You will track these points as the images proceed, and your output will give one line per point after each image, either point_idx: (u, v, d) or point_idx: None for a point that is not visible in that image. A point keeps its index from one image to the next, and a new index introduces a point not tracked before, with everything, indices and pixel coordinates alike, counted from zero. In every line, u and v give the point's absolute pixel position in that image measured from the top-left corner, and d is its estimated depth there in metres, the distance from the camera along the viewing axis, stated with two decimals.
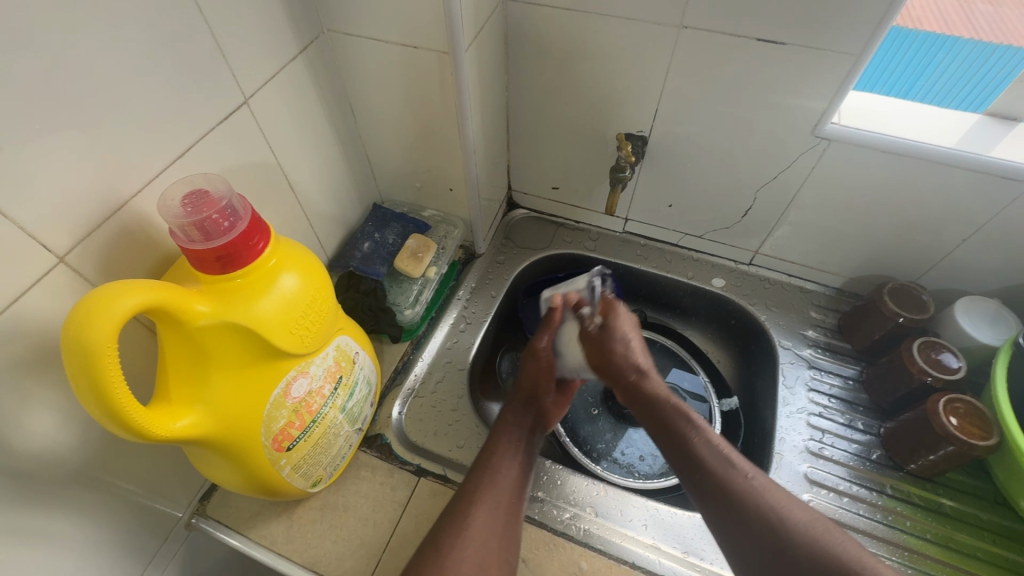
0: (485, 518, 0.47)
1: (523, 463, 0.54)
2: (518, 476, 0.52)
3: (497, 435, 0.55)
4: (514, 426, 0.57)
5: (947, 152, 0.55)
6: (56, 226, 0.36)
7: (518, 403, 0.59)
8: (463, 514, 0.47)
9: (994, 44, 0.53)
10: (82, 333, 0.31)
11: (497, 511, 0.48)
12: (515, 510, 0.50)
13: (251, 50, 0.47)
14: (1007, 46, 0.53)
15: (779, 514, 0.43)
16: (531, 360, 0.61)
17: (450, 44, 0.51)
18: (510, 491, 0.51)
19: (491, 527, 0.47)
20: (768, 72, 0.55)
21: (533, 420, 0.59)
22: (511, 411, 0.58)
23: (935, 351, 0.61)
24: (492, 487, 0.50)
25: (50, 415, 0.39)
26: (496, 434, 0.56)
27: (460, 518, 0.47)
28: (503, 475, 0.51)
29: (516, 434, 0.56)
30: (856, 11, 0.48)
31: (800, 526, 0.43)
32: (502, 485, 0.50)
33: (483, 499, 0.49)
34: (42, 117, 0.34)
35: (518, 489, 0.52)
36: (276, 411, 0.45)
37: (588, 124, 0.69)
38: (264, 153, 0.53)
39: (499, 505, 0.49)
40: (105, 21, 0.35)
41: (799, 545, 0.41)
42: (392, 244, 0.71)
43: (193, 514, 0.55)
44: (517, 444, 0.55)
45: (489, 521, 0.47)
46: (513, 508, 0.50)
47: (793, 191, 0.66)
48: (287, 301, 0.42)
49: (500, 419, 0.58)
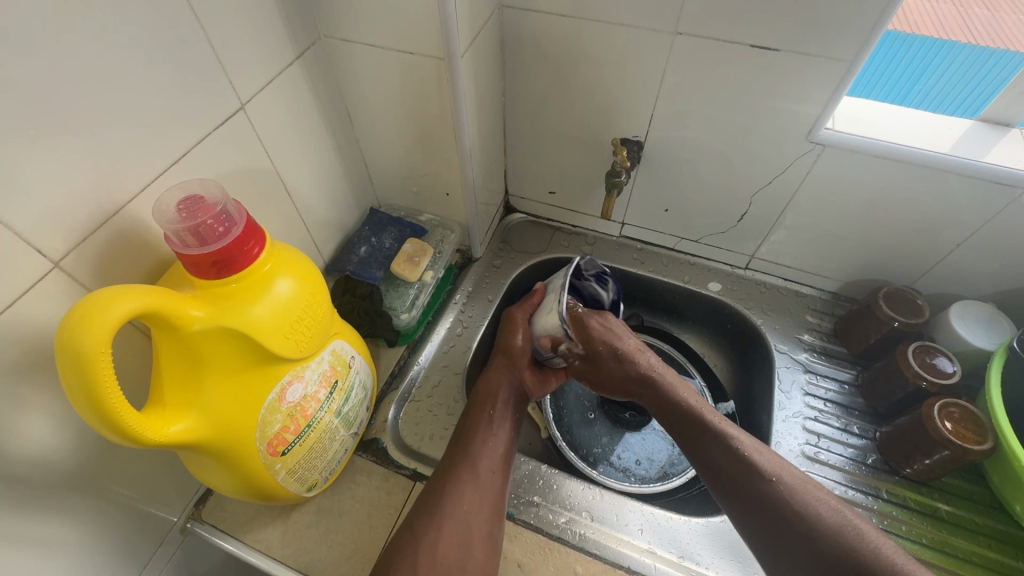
0: (465, 495, 0.47)
1: (506, 437, 0.54)
2: (501, 450, 0.53)
3: (476, 411, 0.55)
4: (492, 397, 0.56)
5: (941, 157, 0.55)
6: (51, 232, 0.36)
7: (497, 372, 0.59)
8: (440, 492, 0.47)
9: (991, 50, 0.53)
10: (76, 337, 0.31)
11: (478, 487, 0.48)
12: (498, 483, 0.50)
13: (247, 56, 0.47)
14: (1004, 52, 0.53)
15: (793, 500, 0.44)
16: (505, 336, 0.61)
17: (445, 50, 0.51)
18: (490, 465, 0.51)
19: (472, 503, 0.47)
20: (763, 77, 0.56)
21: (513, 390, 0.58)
22: (488, 381, 0.58)
23: (930, 355, 0.61)
24: (471, 463, 0.50)
25: (44, 420, 0.39)
26: (475, 410, 0.56)
27: (438, 497, 0.47)
28: (483, 450, 0.52)
29: (493, 406, 0.56)
30: (848, 19, 0.49)
31: (816, 513, 0.43)
32: (482, 460, 0.51)
33: (463, 476, 0.49)
34: (37, 124, 0.34)
35: (501, 464, 0.52)
36: (271, 416, 0.45)
37: (584, 129, 0.69)
38: (261, 158, 0.53)
39: (480, 480, 0.49)
40: (101, 28, 0.36)
41: (819, 530, 0.42)
42: (389, 249, 0.71)
43: (188, 518, 0.55)
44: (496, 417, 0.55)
45: (469, 497, 0.47)
46: (495, 482, 0.50)
47: (789, 196, 0.66)
48: (282, 305, 0.42)
49: (476, 391, 0.57)
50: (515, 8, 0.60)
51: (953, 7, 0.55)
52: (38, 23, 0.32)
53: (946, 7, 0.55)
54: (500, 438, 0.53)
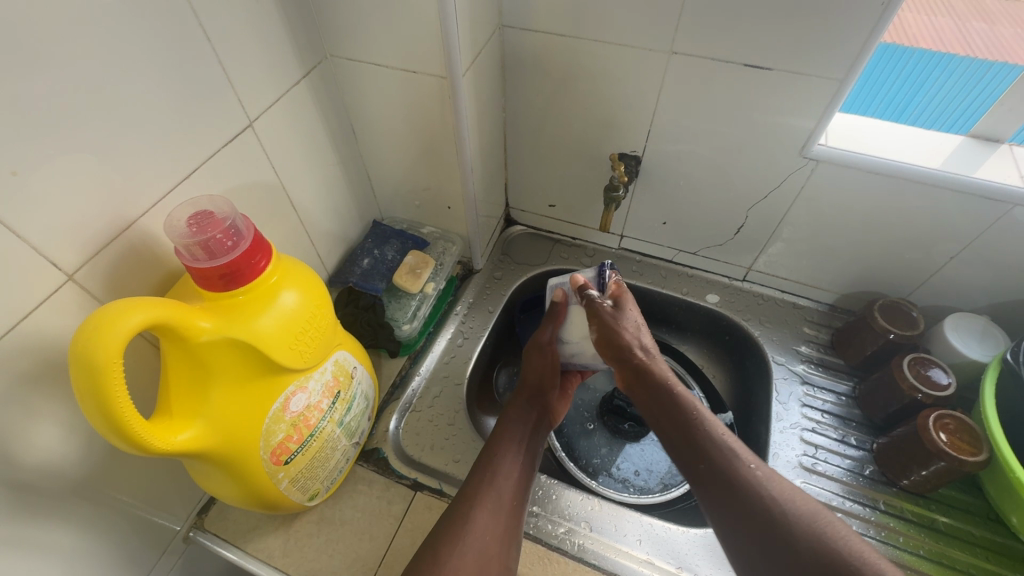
0: (487, 523, 0.47)
1: (526, 463, 0.54)
2: (520, 478, 0.52)
3: (501, 431, 0.56)
4: (518, 422, 0.57)
5: (931, 173, 0.56)
6: (65, 245, 0.38)
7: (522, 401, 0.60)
8: (464, 516, 0.47)
9: (990, 61, 0.54)
10: (89, 349, 0.32)
11: (497, 516, 0.48)
12: (516, 510, 0.50)
13: (256, 75, 0.49)
14: (1003, 63, 0.54)
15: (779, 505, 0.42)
16: (537, 356, 0.63)
17: (447, 69, 0.53)
18: (511, 493, 0.51)
19: (492, 531, 0.47)
20: (757, 94, 0.57)
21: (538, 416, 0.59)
22: (516, 406, 0.59)
23: (925, 367, 0.61)
24: (493, 490, 0.50)
25: (54, 429, 0.40)
26: (499, 434, 0.56)
27: (461, 522, 0.47)
28: (504, 476, 0.51)
29: (518, 431, 0.56)
30: (837, 40, 0.50)
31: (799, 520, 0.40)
32: (504, 487, 0.50)
33: (484, 502, 0.49)
34: (55, 142, 0.35)
35: (520, 491, 0.52)
36: (275, 425, 0.46)
37: (583, 144, 0.71)
38: (267, 173, 0.54)
39: (501, 508, 0.49)
40: (117, 51, 0.37)
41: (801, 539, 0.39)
42: (392, 261, 0.73)
43: (190, 527, 0.56)
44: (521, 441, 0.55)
45: (490, 525, 0.47)
46: (515, 511, 0.50)
47: (784, 210, 0.67)
48: (287, 317, 0.43)
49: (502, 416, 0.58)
50: (515, 28, 0.61)
51: (952, 21, 0.56)
52: (54, 43, 0.33)
53: (946, 20, 0.56)
54: (520, 463, 0.53)
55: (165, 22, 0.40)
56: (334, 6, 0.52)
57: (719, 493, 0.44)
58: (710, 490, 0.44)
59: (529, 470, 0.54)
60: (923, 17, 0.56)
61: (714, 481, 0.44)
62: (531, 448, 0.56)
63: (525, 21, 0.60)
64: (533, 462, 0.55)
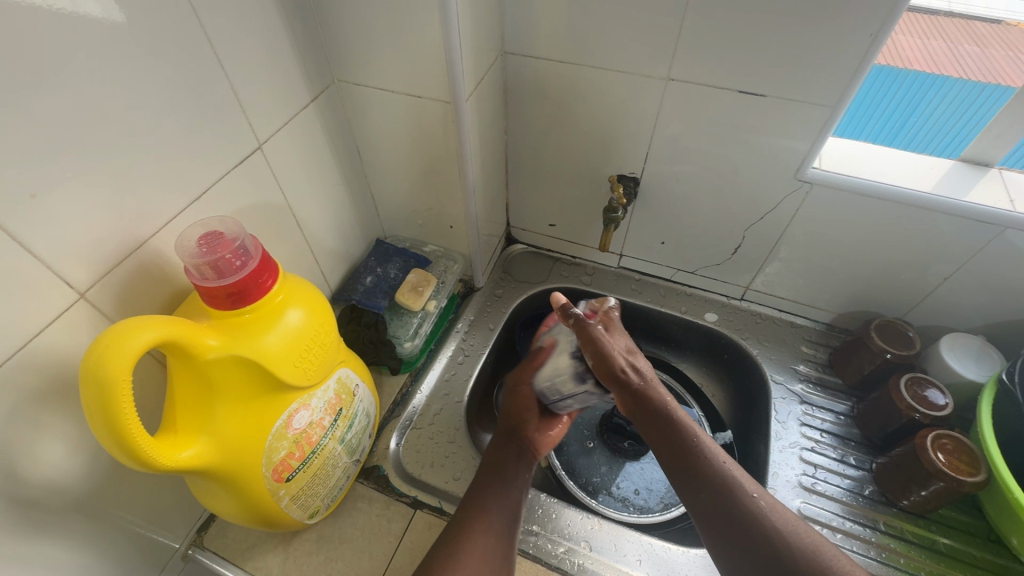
0: (473, 549, 0.48)
1: (515, 489, 0.54)
2: (510, 505, 0.53)
3: (485, 467, 0.56)
4: (500, 456, 0.57)
5: (923, 196, 0.57)
6: (77, 264, 0.39)
7: (500, 436, 0.59)
8: (453, 543, 0.48)
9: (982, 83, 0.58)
10: (101, 367, 0.33)
11: (486, 542, 0.49)
12: (507, 537, 0.50)
13: (265, 100, 0.51)
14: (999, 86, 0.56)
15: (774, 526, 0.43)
16: (512, 398, 0.62)
17: (451, 95, 0.55)
18: (501, 518, 0.51)
19: (480, 558, 0.47)
20: (753, 118, 0.59)
21: (518, 447, 0.58)
22: (495, 440, 0.59)
23: (921, 387, 0.62)
24: (480, 516, 0.50)
25: (60, 445, 0.41)
26: (485, 469, 0.56)
27: (448, 549, 0.48)
28: (493, 504, 0.52)
29: (502, 465, 0.56)
30: (827, 68, 0.52)
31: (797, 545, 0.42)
32: (491, 515, 0.51)
33: (473, 529, 0.49)
34: (72, 164, 0.37)
35: (511, 519, 0.52)
36: (277, 442, 0.46)
37: (583, 166, 0.72)
38: (275, 194, 0.56)
39: (489, 534, 0.49)
40: (133, 77, 0.39)
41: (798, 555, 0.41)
42: (394, 278, 0.73)
43: (190, 545, 0.56)
44: (503, 471, 0.55)
45: (478, 552, 0.48)
46: (505, 538, 0.50)
47: (780, 230, 0.68)
48: (292, 335, 0.44)
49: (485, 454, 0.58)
50: (517, 54, 0.63)
51: (942, 45, 0.61)
52: (70, 65, 0.35)
53: (939, 45, 0.60)
54: (508, 491, 0.53)
55: (181, 50, 0.42)
56: (343, 34, 0.54)
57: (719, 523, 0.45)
58: (705, 505, 0.46)
59: (519, 500, 0.54)
60: (917, 42, 0.60)
61: (711, 506, 0.46)
62: (518, 477, 0.55)
63: (526, 49, 0.62)
64: (523, 495, 0.55)
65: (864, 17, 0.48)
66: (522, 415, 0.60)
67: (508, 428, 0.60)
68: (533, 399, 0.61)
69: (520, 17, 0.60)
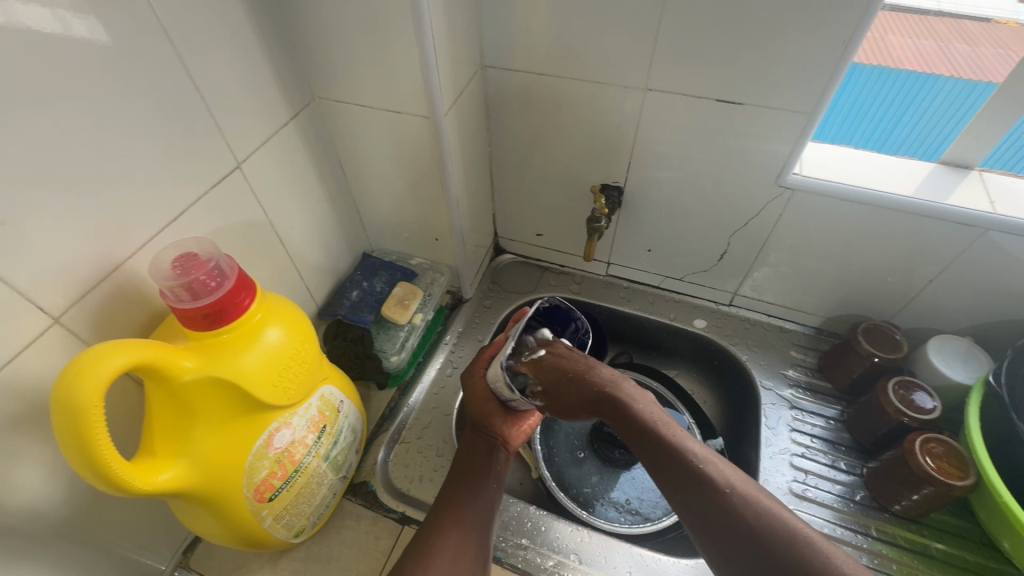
0: (444, 544, 0.48)
1: (484, 486, 0.54)
2: (484, 502, 0.53)
3: (458, 467, 0.56)
4: (471, 458, 0.56)
5: (905, 201, 0.57)
6: (51, 289, 0.39)
7: (469, 432, 0.59)
8: (427, 542, 0.48)
9: (972, 82, 0.58)
10: (71, 390, 0.33)
11: (461, 539, 0.49)
12: (482, 531, 0.51)
13: (243, 119, 0.51)
14: (987, 83, 0.56)
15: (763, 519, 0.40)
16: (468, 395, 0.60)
17: (429, 109, 0.55)
18: (474, 514, 0.51)
19: (454, 554, 0.48)
20: (732, 125, 0.59)
21: (485, 444, 0.57)
22: (465, 439, 0.58)
23: (909, 390, 0.62)
24: (454, 515, 0.51)
25: (37, 470, 0.40)
26: (460, 468, 0.56)
27: (422, 549, 0.48)
28: (465, 499, 0.52)
29: (475, 466, 0.55)
30: (802, 76, 0.53)
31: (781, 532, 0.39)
32: (466, 511, 0.51)
33: (446, 528, 0.49)
34: (46, 190, 0.37)
35: (485, 516, 0.52)
36: (258, 462, 0.46)
37: (567, 175, 0.72)
38: (256, 212, 0.56)
39: (462, 529, 0.50)
40: (106, 102, 0.39)
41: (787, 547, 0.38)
42: (380, 292, 0.73)
43: (176, 566, 0.56)
44: (476, 470, 0.55)
45: (451, 548, 0.48)
46: (478, 530, 0.50)
47: (765, 236, 0.68)
48: (270, 354, 0.44)
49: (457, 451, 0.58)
50: (496, 67, 0.64)
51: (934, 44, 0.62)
52: (46, 92, 0.35)
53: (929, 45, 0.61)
54: (477, 489, 0.53)
55: (159, 71, 0.42)
56: (321, 51, 0.55)
57: (711, 525, 0.42)
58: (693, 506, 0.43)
59: (492, 497, 0.54)
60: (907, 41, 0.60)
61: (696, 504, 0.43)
62: (489, 475, 0.55)
63: (505, 62, 0.63)
64: (496, 492, 0.55)
65: (835, 24, 0.48)
66: (483, 410, 0.58)
67: (475, 423, 0.59)
68: (490, 391, 0.59)
69: (498, 30, 0.60)
